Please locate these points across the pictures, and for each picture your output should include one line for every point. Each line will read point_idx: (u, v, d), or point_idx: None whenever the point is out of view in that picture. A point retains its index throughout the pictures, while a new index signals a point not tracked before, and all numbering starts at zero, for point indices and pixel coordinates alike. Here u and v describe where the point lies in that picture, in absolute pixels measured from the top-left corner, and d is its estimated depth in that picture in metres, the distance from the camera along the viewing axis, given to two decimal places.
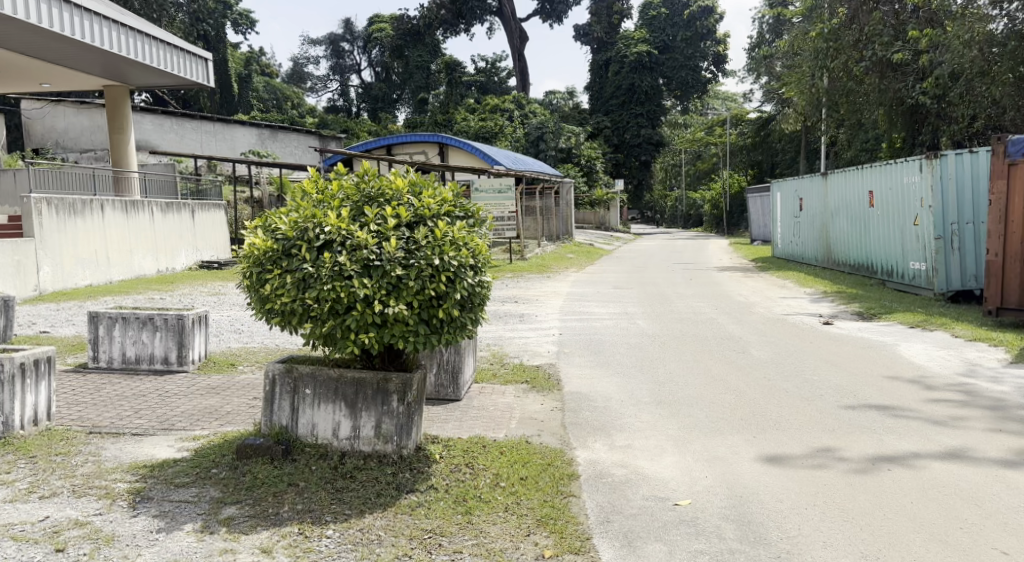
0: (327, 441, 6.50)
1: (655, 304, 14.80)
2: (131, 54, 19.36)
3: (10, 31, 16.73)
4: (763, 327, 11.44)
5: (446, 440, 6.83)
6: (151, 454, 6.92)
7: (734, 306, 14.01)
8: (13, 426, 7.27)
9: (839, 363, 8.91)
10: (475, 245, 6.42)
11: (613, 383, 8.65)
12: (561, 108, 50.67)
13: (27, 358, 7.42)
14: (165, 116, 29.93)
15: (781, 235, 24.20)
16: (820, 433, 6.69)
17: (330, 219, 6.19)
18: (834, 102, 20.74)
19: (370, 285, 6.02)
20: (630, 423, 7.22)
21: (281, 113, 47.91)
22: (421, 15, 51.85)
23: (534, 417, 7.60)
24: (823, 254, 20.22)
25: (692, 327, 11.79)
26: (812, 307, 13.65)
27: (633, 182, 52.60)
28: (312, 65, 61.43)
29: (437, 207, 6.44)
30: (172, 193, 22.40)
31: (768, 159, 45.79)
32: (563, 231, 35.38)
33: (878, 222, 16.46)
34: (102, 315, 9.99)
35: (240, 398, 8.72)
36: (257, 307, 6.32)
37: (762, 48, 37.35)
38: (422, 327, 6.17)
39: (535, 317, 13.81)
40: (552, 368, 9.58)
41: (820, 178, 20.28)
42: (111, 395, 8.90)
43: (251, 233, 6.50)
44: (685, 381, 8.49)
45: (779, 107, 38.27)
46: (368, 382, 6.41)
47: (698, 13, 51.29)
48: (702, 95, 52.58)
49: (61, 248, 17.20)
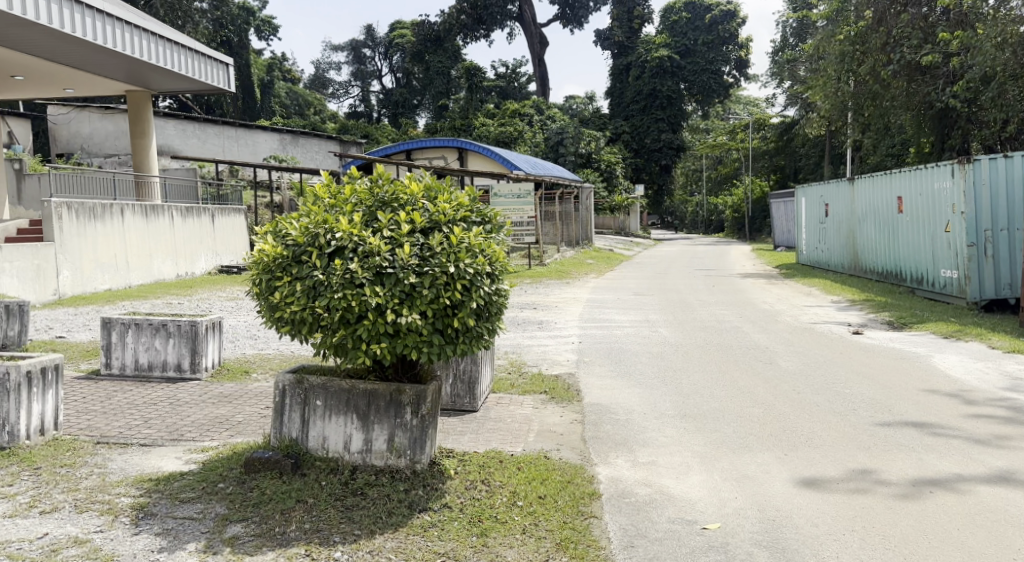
0: (338, 454, 6.27)
1: (678, 312, 14.47)
2: (154, 59, 19.29)
3: (32, 36, 16.65)
4: (790, 336, 11.11)
5: (462, 454, 6.57)
6: (158, 467, 6.71)
7: (759, 314, 13.68)
8: (19, 436, 7.08)
9: (872, 375, 8.58)
10: (493, 252, 6.15)
11: (635, 394, 8.35)
12: (581, 113, 50.33)
13: (33, 366, 7.23)
14: (187, 121, 29.97)
15: (806, 241, 23.79)
16: (855, 451, 6.39)
17: (342, 224, 5.95)
18: (860, 105, 20.37)
19: (382, 294, 5.78)
20: (653, 438, 6.94)
21: (303, 119, 48.02)
22: (442, 20, 51.74)
23: (553, 429, 7.33)
24: (850, 261, 19.81)
25: (715, 336, 11.47)
26: (840, 315, 13.28)
27: (653, 187, 52.23)
28: (334, 71, 61.52)
29: (452, 212, 6.19)
30: (192, 198, 22.32)
31: (791, 164, 45.30)
32: (583, 236, 35.07)
33: (907, 228, 16.06)
34: (115, 321, 9.83)
35: (252, 408, 8.51)
36: (266, 316, 6.09)
37: (785, 51, 36.92)
38: (436, 337, 5.92)
39: (555, 324, 13.53)
40: (572, 377, 9.30)
41: (846, 183, 19.88)
42: (121, 403, 8.72)
43: (261, 239, 6.26)
44: (711, 393, 8.18)
45: (803, 111, 37.83)
46: (380, 394, 6.19)
47: (720, 17, 51.09)
48: (724, 99, 52.15)
49: (81, 252, 17.11)
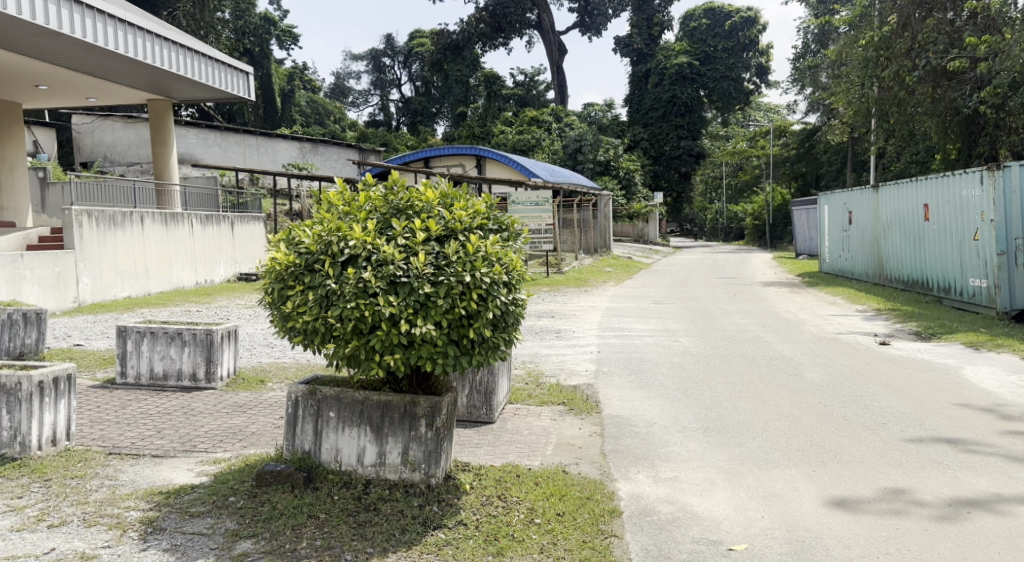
0: (351, 468, 6.13)
1: (699, 321, 14.23)
2: (175, 68, 19.30)
3: (54, 45, 16.68)
4: (815, 347, 10.87)
5: (478, 467, 6.42)
6: (170, 479, 6.58)
7: (782, 323, 13.43)
8: (30, 447, 6.98)
9: (902, 388, 8.35)
10: (509, 261, 5.99)
11: (656, 406, 8.16)
12: (600, 120, 50.13)
13: (46, 376, 7.11)
14: (208, 130, 30.07)
15: (829, 249, 23.47)
16: (887, 468, 6.19)
17: (355, 232, 5.81)
18: (884, 111, 20.11)
19: (396, 304, 5.64)
20: (675, 452, 6.74)
21: (323, 127, 48.13)
22: (461, 29, 51.25)
23: (572, 442, 7.15)
24: (874, 270, 19.51)
25: (738, 346, 11.25)
26: (866, 325, 13.01)
27: (672, 195, 51.95)
28: (354, 80, 61.67)
29: (469, 220, 6.03)
30: (212, 206, 22.32)
31: (813, 171, 44.90)
32: (601, 244, 34.84)
33: (933, 237, 15.77)
34: (130, 329, 9.73)
35: (267, 418, 8.37)
36: (278, 326, 5.95)
37: (806, 58, 36.58)
38: (452, 348, 5.77)
39: (573, 333, 13.35)
40: (591, 388, 9.12)
41: (870, 191, 19.58)
42: (135, 412, 8.62)
43: (274, 247, 6.14)
44: (734, 406, 7.97)
45: (825, 117, 37.44)
46: (394, 406, 6.06)
47: (740, 23, 50.85)
48: (744, 106, 51.81)
49: (100, 260, 17.10)
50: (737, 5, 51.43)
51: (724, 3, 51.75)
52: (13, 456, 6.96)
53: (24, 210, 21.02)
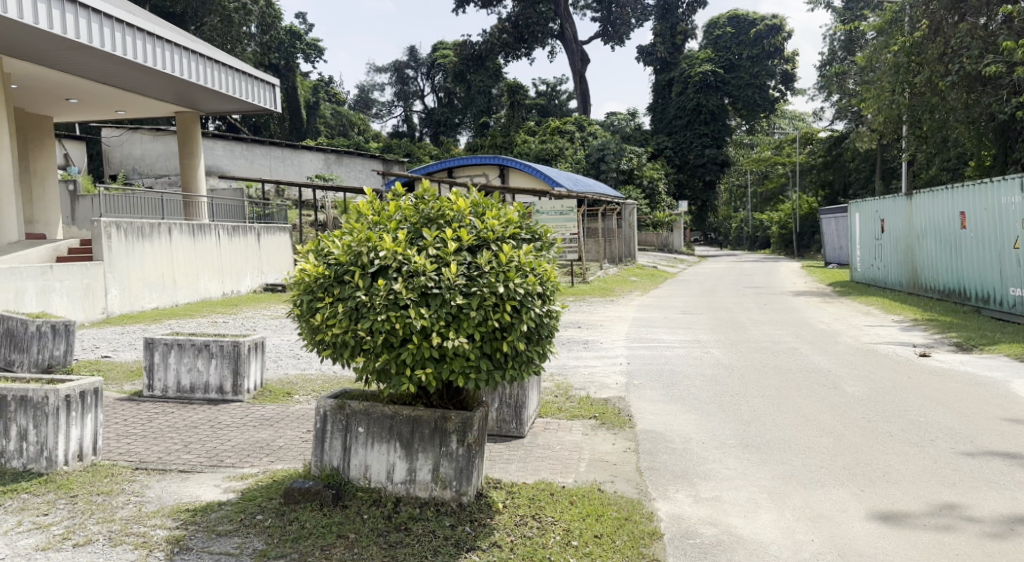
0: (380, 485, 6.00)
1: (730, 332, 13.99)
2: (202, 80, 19.37)
3: (84, 59, 16.77)
4: (852, 359, 10.61)
5: (510, 485, 6.25)
6: (197, 495, 6.48)
7: (817, 334, 13.14)
8: (57, 462, 6.91)
9: (947, 402, 8.09)
10: (543, 271, 5.83)
11: (691, 421, 7.95)
12: (623, 129, 49.99)
13: (73, 390, 7.02)
14: (235, 142, 30.23)
15: (860, 258, 23.10)
16: (939, 487, 5.97)
17: (385, 243, 5.68)
18: (916, 118, 19.77)
19: (428, 316, 5.50)
20: (715, 470, 6.55)
21: (347, 138, 48.29)
22: (483, 39, 51.96)
23: (606, 458, 6.97)
24: (908, 279, 19.14)
25: (772, 358, 11.01)
26: (904, 336, 12.69)
27: (697, 204, 51.58)
28: (378, 92, 61.88)
29: (501, 229, 5.88)
30: (238, 217, 22.36)
31: (840, 179, 44.37)
32: (625, 253, 34.60)
33: (970, 245, 15.46)
34: (158, 341, 9.67)
35: (294, 431, 8.27)
36: (307, 339, 5.84)
37: (834, 65, 36.20)
38: (484, 362, 5.62)
39: (601, 344, 13.14)
40: (622, 402, 8.92)
41: (903, 199, 19.25)
42: (162, 426, 8.53)
43: (302, 258, 6.01)
44: (774, 421, 7.76)
45: (854, 124, 36.99)
46: (425, 421, 5.92)
47: (766, 31, 50.26)
48: (770, 114, 51.39)
49: (129, 272, 17.13)
50: (762, 13, 51.11)
51: (749, 11, 51.57)
52: (40, 472, 6.89)
53: (54, 223, 21.16)
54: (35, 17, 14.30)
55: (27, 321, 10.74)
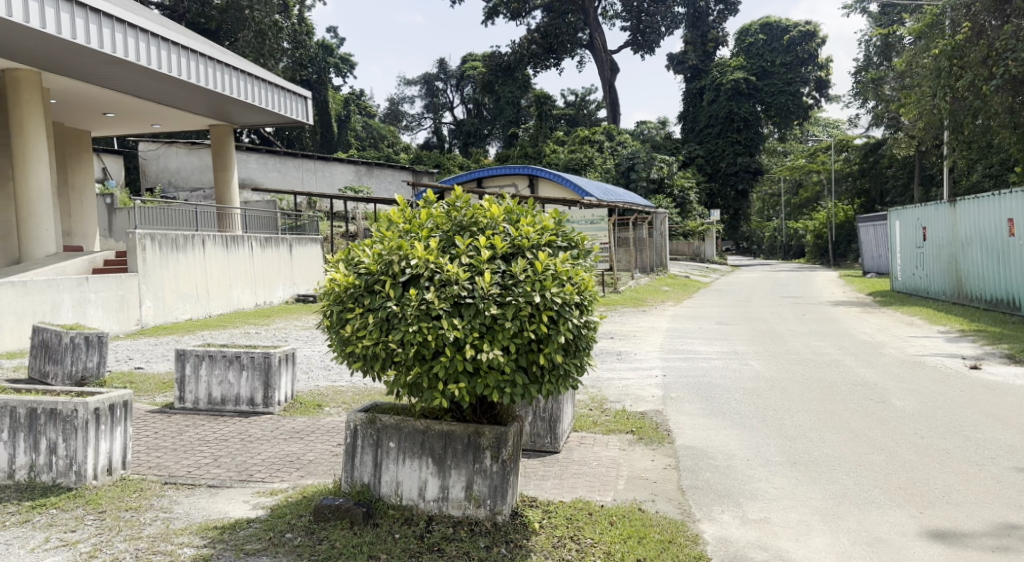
0: (412, 502, 5.85)
1: (769, 343, 13.69)
2: (236, 93, 19.41)
3: (120, 73, 16.86)
4: (899, 371, 10.34)
5: (546, 503, 6.05)
6: (225, 512, 6.34)
7: (860, 345, 12.84)
8: (85, 477, 6.80)
9: (1005, 417, 7.86)
10: (581, 280, 5.61)
11: (733, 437, 7.71)
12: (653, 138, 49.66)
13: (102, 403, 6.91)
14: (269, 155, 30.45)
15: (901, 267, 22.62)
16: (1005, 508, 5.81)
17: (417, 251, 5.51)
18: (959, 123, 19.29)
19: (461, 327, 5.32)
20: (762, 489, 6.31)
21: (378, 150, 48.45)
22: (512, 50, 51.90)
23: (645, 476, 6.75)
24: (952, 288, 18.69)
25: (814, 371, 10.72)
26: (952, 347, 12.36)
27: (729, 213, 51.14)
28: (408, 104, 62.11)
29: (537, 236, 5.68)
30: (271, 228, 22.43)
31: (877, 187, 43.71)
32: (656, 262, 34.33)
33: (1019, 252, 15.11)
34: (189, 352, 9.55)
35: (325, 445, 8.12)
36: (337, 351, 5.65)
37: (869, 71, 35.64)
38: (520, 376, 5.41)
39: (635, 355, 12.89)
40: (659, 415, 8.66)
41: (946, 207, 18.85)
42: (192, 439, 8.42)
43: (332, 267, 5.86)
44: (821, 437, 7.56)
45: (893, 131, 36.36)
46: (458, 435, 5.78)
47: (799, 38, 49.89)
48: (804, 122, 50.63)
49: (163, 283, 17.16)
50: (794, 19, 50.48)
51: (781, 18, 50.74)
52: (69, 486, 6.78)
53: (91, 235, 21.31)
54: (73, 31, 14.38)
55: (61, 332, 10.66)
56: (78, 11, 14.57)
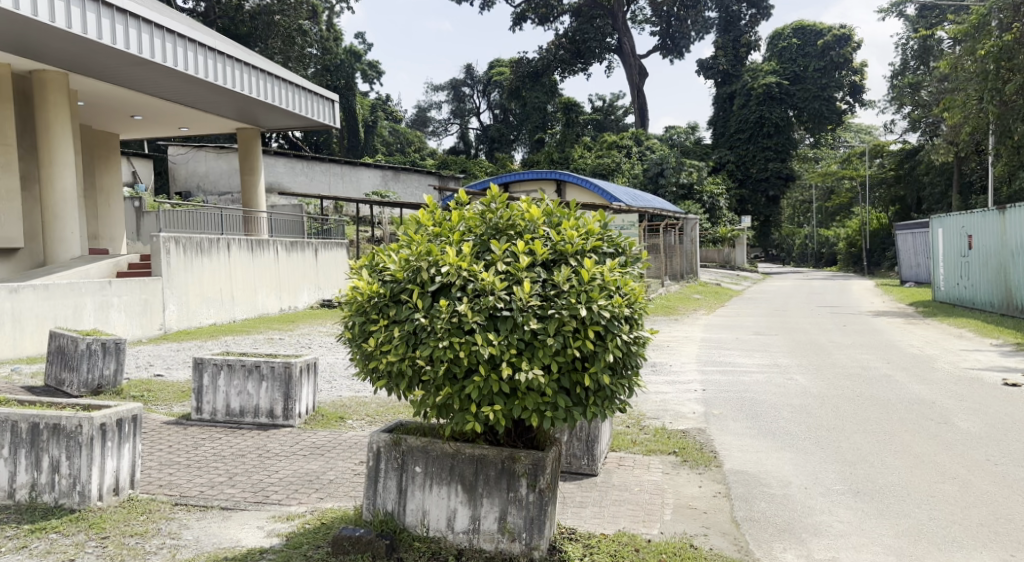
0: (440, 534, 5.31)
1: (812, 355, 13.03)
2: (263, 96, 18.99)
3: (148, 75, 16.50)
4: (955, 389, 9.71)
5: (587, 536, 5.49)
6: (237, 540, 5.83)
7: (909, 359, 12.18)
8: (90, 497, 6.29)
9: None
10: (630, 291, 5.05)
11: (788, 461, 7.11)
12: (683, 143, 48.68)
13: (109, 418, 6.40)
14: (296, 159, 30.19)
15: (943, 276, 21.83)
16: None
17: (448, 257, 4.99)
18: (1006, 128, 18.65)
19: (497, 343, 4.80)
20: (827, 523, 5.72)
21: (405, 155, 48.10)
22: (540, 55, 51.16)
23: (693, 504, 6.18)
24: (1000, 298, 17.93)
25: (864, 386, 10.09)
26: (1006, 361, 11.76)
27: (760, 220, 50.31)
28: (436, 110, 61.73)
29: (581, 241, 5.13)
30: (296, 231, 22.10)
31: (913, 193, 42.62)
32: (687, 269, 33.60)
33: None
34: (207, 362, 9.08)
35: (346, 463, 7.60)
36: (358, 366, 5.12)
37: (907, 76, 34.81)
38: (562, 397, 4.88)
39: (671, 367, 12.26)
40: (702, 435, 8.06)
41: (995, 214, 18.13)
42: (207, 455, 7.92)
43: (353, 273, 5.33)
44: (884, 463, 6.96)
45: (929, 137, 35.51)
46: (491, 461, 5.26)
47: (834, 41, 48.46)
48: (837, 127, 49.68)
49: (186, 287, 16.74)
50: (829, 23, 49.26)
51: (815, 22, 49.74)
52: (72, 508, 6.27)
53: (118, 238, 21.00)
54: (99, 32, 13.98)
55: (77, 338, 10.13)
56: (104, 11, 14.19)
